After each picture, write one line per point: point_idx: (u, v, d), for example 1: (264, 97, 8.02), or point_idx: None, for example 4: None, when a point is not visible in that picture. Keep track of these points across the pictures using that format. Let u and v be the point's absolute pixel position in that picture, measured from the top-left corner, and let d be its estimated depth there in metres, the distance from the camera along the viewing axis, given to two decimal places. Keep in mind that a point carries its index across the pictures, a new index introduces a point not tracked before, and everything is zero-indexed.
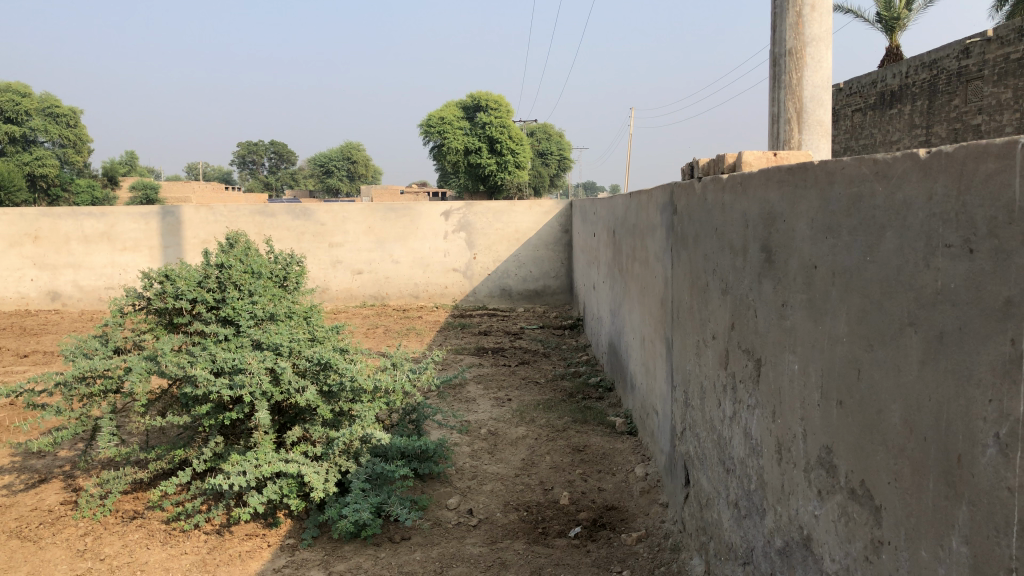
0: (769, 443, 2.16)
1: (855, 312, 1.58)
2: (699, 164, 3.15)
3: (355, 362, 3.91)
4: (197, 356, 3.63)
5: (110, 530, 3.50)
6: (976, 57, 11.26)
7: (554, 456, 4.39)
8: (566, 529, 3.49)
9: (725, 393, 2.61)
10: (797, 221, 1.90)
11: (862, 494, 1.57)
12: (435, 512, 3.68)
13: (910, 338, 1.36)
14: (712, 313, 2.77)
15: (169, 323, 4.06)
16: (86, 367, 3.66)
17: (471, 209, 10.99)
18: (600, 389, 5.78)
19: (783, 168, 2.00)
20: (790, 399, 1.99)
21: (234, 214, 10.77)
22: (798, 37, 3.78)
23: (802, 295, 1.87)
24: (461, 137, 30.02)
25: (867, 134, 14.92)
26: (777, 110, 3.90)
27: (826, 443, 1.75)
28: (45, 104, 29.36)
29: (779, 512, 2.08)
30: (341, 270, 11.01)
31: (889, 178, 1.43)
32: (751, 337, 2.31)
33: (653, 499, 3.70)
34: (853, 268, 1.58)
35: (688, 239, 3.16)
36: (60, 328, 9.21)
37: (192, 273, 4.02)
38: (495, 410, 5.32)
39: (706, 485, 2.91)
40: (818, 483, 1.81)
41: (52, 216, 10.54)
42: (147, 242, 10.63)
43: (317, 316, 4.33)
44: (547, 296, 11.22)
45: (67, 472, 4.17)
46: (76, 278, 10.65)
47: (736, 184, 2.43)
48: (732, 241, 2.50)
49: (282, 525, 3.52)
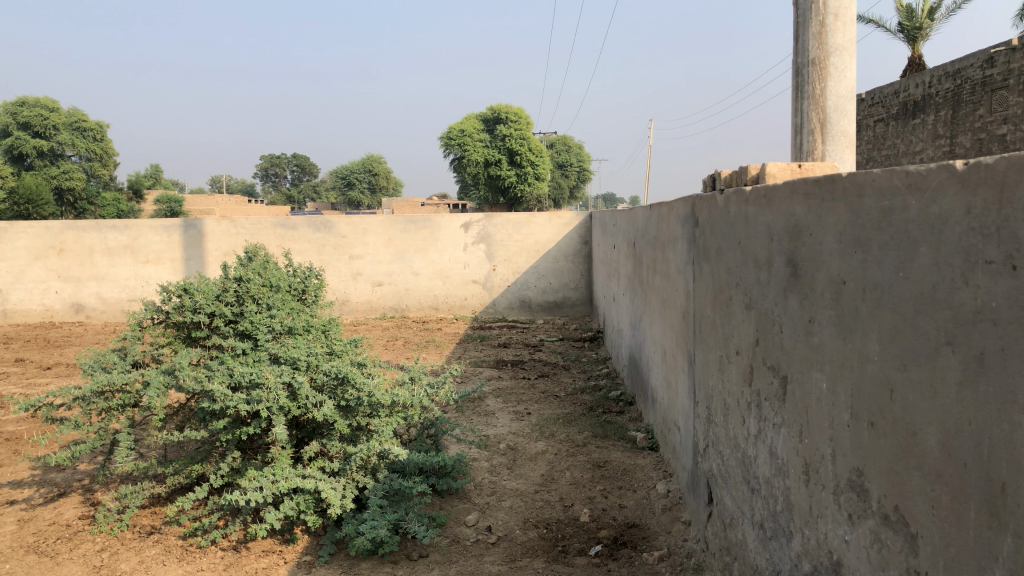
0: (796, 463, 2.10)
1: (887, 330, 1.52)
2: (721, 176, 3.09)
3: (373, 377, 3.87)
4: (215, 370, 3.61)
5: (127, 546, 3.48)
6: (1001, 66, 11.13)
7: (575, 472, 4.32)
8: (587, 547, 3.42)
9: (750, 411, 2.55)
10: (825, 234, 1.84)
11: (896, 520, 1.50)
12: (453, 529, 3.63)
13: (947, 357, 1.30)
14: (735, 328, 2.71)
15: (188, 337, 4.06)
16: (104, 382, 3.65)
17: (491, 220, 10.99)
18: (620, 403, 5.72)
19: (810, 180, 1.94)
20: (818, 418, 1.92)
21: (256, 227, 10.81)
22: (821, 47, 3.73)
23: (830, 310, 1.82)
24: (480, 149, 30.17)
25: (889, 144, 14.72)
26: (800, 121, 3.83)
27: (857, 466, 1.69)
28: (72, 118, 29.67)
29: (807, 535, 2.02)
30: (361, 281, 11.01)
31: (922, 191, 1.37)
32: (776, 354, 2.25)
33: (675, 517, 3.63)
34: (884, 283, 1.52)
35: (711, 253, 3.11)
36: (82, 340, 9.27)
37: (210, 287, 4.01)
38: (515, 424, 5.27)
39: (730, 504, 2.84)
40: (848, 506, 1.74)
41: (76, 228, 10.64)
42: (170, 255, 10.70)
43: (336, 329, 4.30)
44: (567, 308, 11.16)
45: (85, 486, 4.17)
46: (99, 290, 10.73)
47: (760, 197, 2.38)
48: (755, 255, 2.44)
49: (299, 542, 3.48)
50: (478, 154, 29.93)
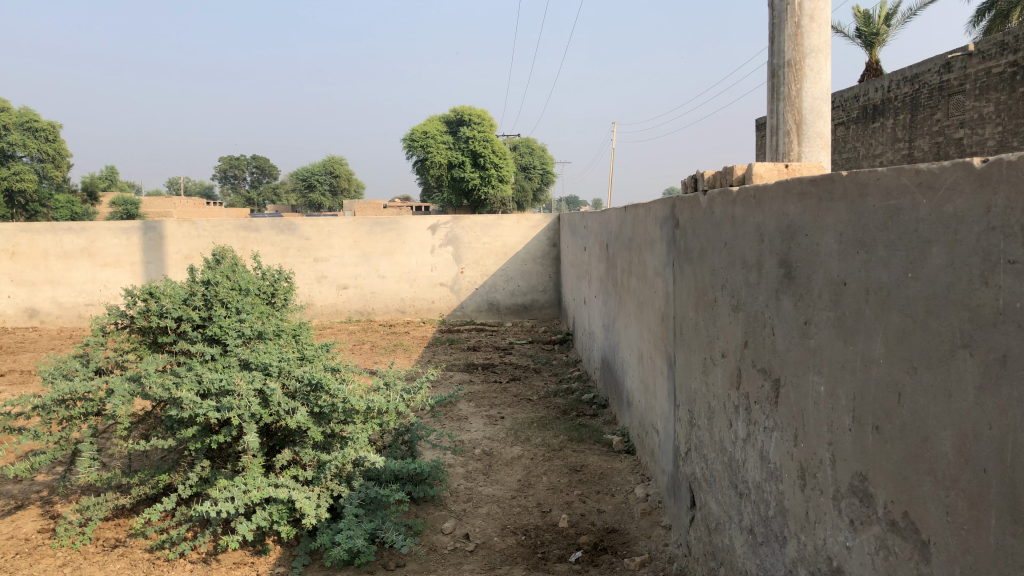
0: (790, 468, 2.06)
1: (893, 331, 1.48)
2: (704, 177, 3.07)
3: (347, 382, 3.78)
4: (183, 377, 3.50)
5: (90, 560, 3.34)
6: (958, 72, 11.36)
7: (551, 477, 4.27)
8: (567, 553, 3.37)
9: (738, 415, 2.52)
10: (822, 235, 1.81)
11: (904, 527, 1.47)
12: (430, 537, 3.55)
13: (964, 360, 1.27)
14: (721, 330, 2.67)
15: (153, 342, 3.92)
16: (66, 391, 3.51)
17: (458, 223, 10.92)
18: (594, 405, 5.68)
19: (805, 180, 1.91)
20: (815, 422, 1.89)
21: (218, 229, 10.59)
22: (797, 48, 3.71)
23: (828, 313, 1.78)
24: (444, 151, 30.07)
25: (849, 148, 14.83)
26: (776, 122, 3.81)
27: (859, 471, 1.65)
28: (23, 118, 28.13)
29: (803, 541, 1.98)
30: (326, 284, 10.83)
31: (935, 190, 1.33)
32: (767, 356, 2.22)
33: (655, 521, 3.59)
34: (890, 285, 1.49)
35: (693, 254, 3.08)
36: (37, 346, 9.00)
37: (177, 291, 3.88)
38: (489, 429, 5.20)
39: (715, 508, 2.80)
40: (849, 512, 1.71)
41: (31, 231, 10.33)
42: (128, 258, 10.44)
43: (307, 333, 4.20)
44: (535, 310, 11.14)
45: (45, 498, 4.01)
46: (54, 294, 10.43)
47: (749, 198, 2.34)
48: (744, 256, 2.40)
49: (271, 553, 3.37)
50: (441, 156, 29.80)
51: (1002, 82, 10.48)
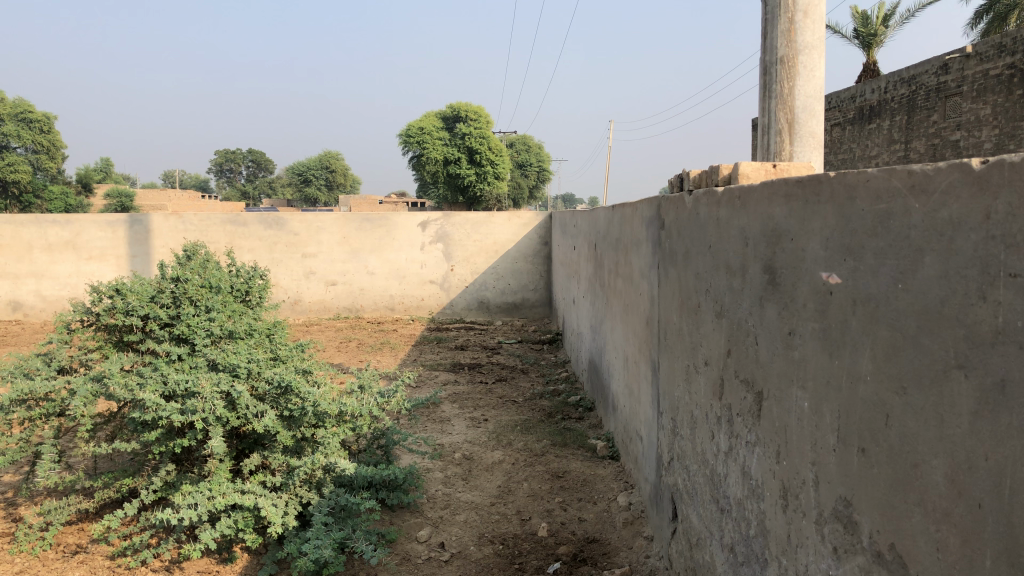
0: (771, 485, 1.94)
1: (882, 348, 1.36)
2: (690, 175, 2.94)
3: (319, 384, 3.66)
4: (148, 378, 3.37)
5: (49, 567, 3.21)
6: (955, 73, 11.23)
7: (532, 483, 4.15)
8: (544, 564, 3.24)
9: (720, 427, 2.39)
10: (807, 240, 1.69)
11: (890, 560, 1.35)
12: (404, 545, 3.42)
13: (958, 383, 1.15)
14: (704, 337, 2.55)
15: (120, 341, 3.78)
16: (25, 390, 3.38)
17: (448, 220, 10.78)
18: (580, 408, 5.55)
19: (791, 180, 1.78)
20: (798, 439, 1.76)
21: (205, 223, 10.44)
22: (790, 45, 3.58)
23: (813, 323, 1.66)
24: (439, 147, 29.96)
25: (845, 149, 14.70)
26: (767, 121, 3.69)
27: (844, 495, 1.53)
28: (18, 109, 27.25)
29: (784, 564, 1.86)
30: (314, 281, 10.68)
31: (929, 193, 1.21)
32: (751, 367, 2.09)
33: (636, 532, 3.47)
34: (879, 296, 1.36)
35: (677, 256, 2.95)
36: (19, 341, 8.88)
37: (145, 288, 3.74)
38: (471, 432, 5.08)
39: (696, 523, 2.68)
40: (833, 538, 1.58)
41: (14, 223, 10.18)
42: (114, 251, 10.29)
43: (281, 333, 4.08)
44: (525, 309, 11.04)
45: (8, 501, 3.87)
46: (39, 287, 10.29)
47: (734, 199, 2.22)
48: (728, 261, 2.28)
49: (237, 561, 3.25)
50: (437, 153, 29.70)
51: (1000, 84, 10.40)
